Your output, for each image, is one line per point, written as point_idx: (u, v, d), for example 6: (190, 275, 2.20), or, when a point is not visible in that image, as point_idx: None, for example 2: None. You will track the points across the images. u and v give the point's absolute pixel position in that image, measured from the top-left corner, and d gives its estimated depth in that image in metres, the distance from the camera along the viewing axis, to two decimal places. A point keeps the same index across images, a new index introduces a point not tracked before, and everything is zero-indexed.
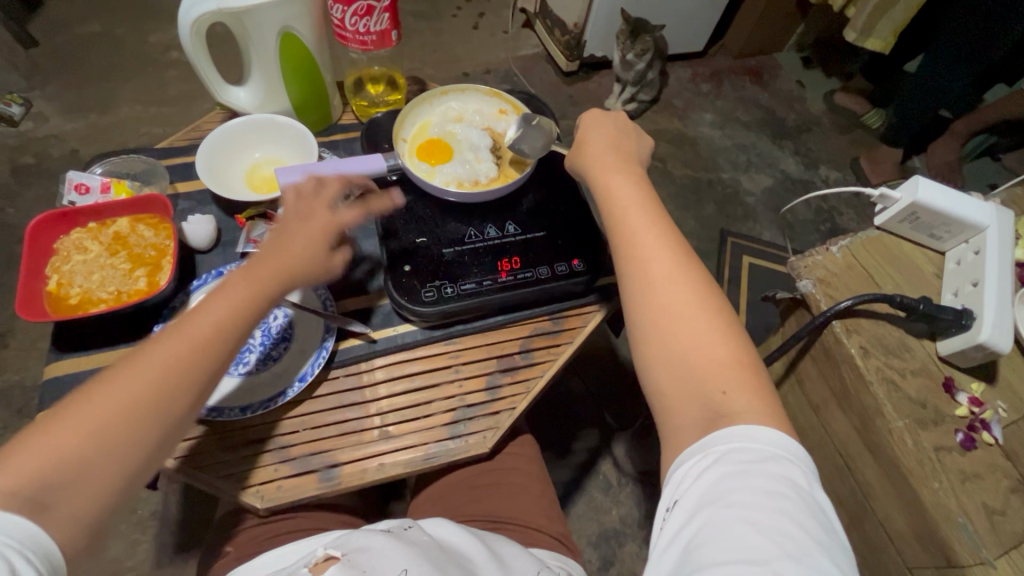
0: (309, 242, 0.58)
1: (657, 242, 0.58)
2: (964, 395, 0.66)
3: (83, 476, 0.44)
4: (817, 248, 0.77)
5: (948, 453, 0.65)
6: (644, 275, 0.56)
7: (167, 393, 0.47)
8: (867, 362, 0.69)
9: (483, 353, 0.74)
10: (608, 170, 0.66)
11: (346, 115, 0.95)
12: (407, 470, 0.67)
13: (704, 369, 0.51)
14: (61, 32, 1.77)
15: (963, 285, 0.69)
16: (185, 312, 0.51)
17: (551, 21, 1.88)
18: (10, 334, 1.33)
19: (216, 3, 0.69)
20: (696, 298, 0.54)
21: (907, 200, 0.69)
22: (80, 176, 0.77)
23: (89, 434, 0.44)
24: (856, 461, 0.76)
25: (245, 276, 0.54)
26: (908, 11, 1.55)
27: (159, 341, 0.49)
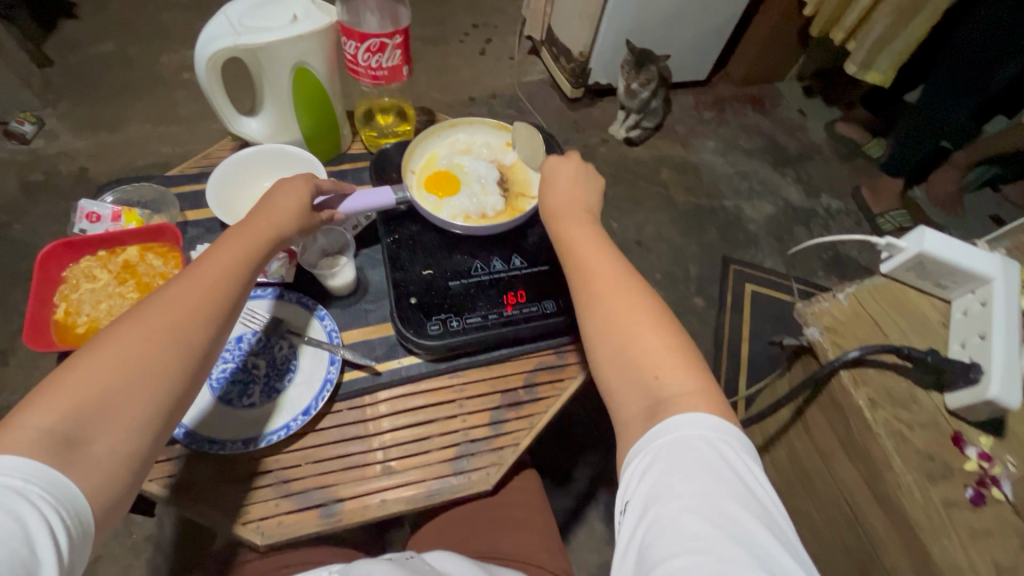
0: (296, 211, 0.66)
1: (595, 251, 0.62)
2: (973, 448, 0.66)
3: (116, 409, 0.48)
4: (824, 294, 0.78)
5: (958, 509, 0.64)
6: (582, 285, 0.60)
7: (185, 332, 0.53)
8: (874, 414, 0.69)
9: (487, 387, 0.74)
10: (555, 191, 0.70)
11: (355, 145, 0.96)
12: (409, 507, 0.66)
13: (638, 359, 0.54)
14: (76, 51, 1.81)
15: (971, 336, 0.68)
16: (192, 271, 0.57)
17: (556, 48, 1.91)
18: (13, 351, 1.33)
19: (232, 39, 0.71)
20: (631, 298, 0.57)
21: (914, 249, 0.70)
22: (91, 205, 0.78)
23: (116, 372, 0.49)
24: (861, 504, 0.76)
25: (241, 237, 0.62)
26: (907, 46, 1.58)
27: (172, 292, 0.54)
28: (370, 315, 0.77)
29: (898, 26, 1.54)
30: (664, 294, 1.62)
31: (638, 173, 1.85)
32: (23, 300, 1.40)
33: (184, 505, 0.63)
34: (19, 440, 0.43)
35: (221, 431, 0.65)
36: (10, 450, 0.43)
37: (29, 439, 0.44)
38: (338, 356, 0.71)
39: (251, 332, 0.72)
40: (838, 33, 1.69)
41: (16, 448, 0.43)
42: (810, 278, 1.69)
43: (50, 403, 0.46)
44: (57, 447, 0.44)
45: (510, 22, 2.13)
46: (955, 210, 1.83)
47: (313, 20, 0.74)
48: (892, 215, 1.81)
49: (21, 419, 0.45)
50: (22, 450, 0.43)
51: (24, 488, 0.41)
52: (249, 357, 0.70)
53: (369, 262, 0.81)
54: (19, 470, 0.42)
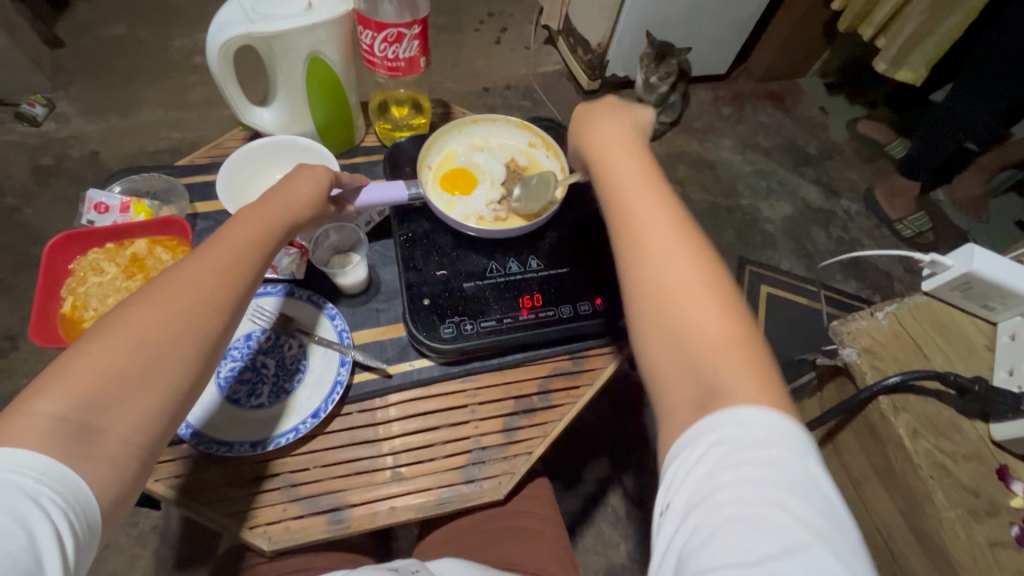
0: (312, 198, 0.63)
1: (662, 219, 0.54)
2: (1019, 483, 0.63)
3: (129, 397, 0.44)
4: (861, 313, 0.75)
5: (1003, 549, 0.61)
6: (639, 249, 0.52)
7: (200, 318, 0.49)
8: (914, 443, 0.66)
9: (499, 392, 0.72)
10: (614, 152, 0.62)
11: (369, 137, 0.93)
12: (418, 515, 0.65)
13: (698, 342, 0.46)
14: (86, 33, 1.78)
15: (1019, 364, 0.65)
16: (203, 252, 0.53)
17: (573, 39, 1.87)
18: (22, 337, 1.33)
19: (245, 27, 0.68)
20: (694, 274, 0.49)
21: (961, 268, 0.67)
22: (99, 195, 0.76)
23: (130, 356, 0.45)
24: (892, 530, 0.73)
25: (252, 218, 0.58)
26: (940, 45, 1.52)
27: (184, 274, 0.50)
28: (381, 315, 0.76)
29: (932, 24, 1.49)
30: None
31: None
32: (32, 284, 1.39)
33: (189, 507, 0.61)
34: (29, 429, 0.40)
35: (228, 433, 0.63)
36: (18, 442, 0.39)
37: (39, 429, 0.40)
38: (348, 357, 0.69)
39: (260, 329, 0.70)
40: (868, 30, 1.63)
41: (25, 438, 0.40)
42: (827, 282, 1.65)
43: (60, 388, 0.42)
44: (69, 436, 0.41)
45: (526, 11, 2.09)
46: (980, 215, 1.79)
47: (329, 8, 0.71)
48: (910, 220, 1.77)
49: (33, 404, 0.41)
50: (31, 441, 0.40)
51: (32, 487, 0.38)
52: (258, 356, 0.69)
53: (382, 260, 0.79)
54: (26, 466, 0.39)
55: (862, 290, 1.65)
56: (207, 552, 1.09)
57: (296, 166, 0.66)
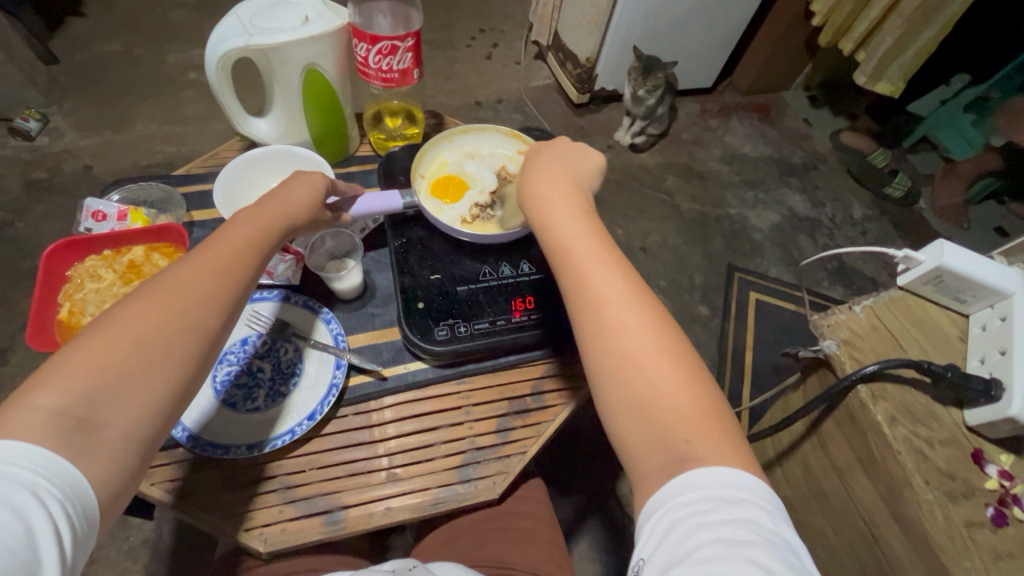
0: (309, 203, 0.65)
1: (610, 284, 0.52)
2: (993, 467, 0.65)
3: (128, 391, 0.45)
4: (841, 307, 0.78)
5: (980, 529, 0.62)
6: (596, 320, 0.51)
7: (199, 315, 0.50)
8: (894, 430, 0.68)
9: (494, 394, 0.73)
10: (554, 199, 0.59)
11: (363, 147, 0.95)
12: (414, 516, 0.65)
13: (664, 413, 0.47)
14: (82, 50, 1.81)
15: (991, 352, 0.67)
16: (200, 254, 0.54)
17: (563, 54, 1.91)
18: (12, 350, 1.32)
19: (243, 39, 0.70)
20: (655, 342, 0.49)
21: (934, 262, 0.70)
22: (97, 203, 0.77)
23: (128, 352, 0.46)
24: (878, 522, 0.74)
25: (251, 225, 0.59)
26: (917, 57, 1.59)
27: (181, 273, 0.52)
28: (376, 320, 0.77)
29: (909, 38, 1.55)
30: (669, 303, 1.62)
31: (643, 180, 1.85)
32: (23, 296, 1.39)
33: (185, 511, 0.62)
34: (28, 423, 0.41)
35: (224, 436, 0.64)
36: (18, 435, 0.40)
37: (39, 423, 0.41)
38: (344, 360, 0.70)
39: (256, 334, 0.71)
40: (847, 44, 1.69)
41: (24, 434, 0.40)
42: (814, 288, 1.68)
43: (60, 383, 0.43)
44: (68, 430, 0.42)
45: (517, 27, 2.14)
46: (960, 221, 1.87)
47: (325, 21, 0.74)
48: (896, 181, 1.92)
49: (32, 397, 0.42)
50: (31, 436, 0.40)
51: (33, 482, 0.39)
52: (254, 361, 0.69)
53: (378, 266, 0.81)
54: (28, 461, 0.39)
55: (848, 295, 1.68)
56: (198, 564, 1.08)
57: (296, 173, 0.68)
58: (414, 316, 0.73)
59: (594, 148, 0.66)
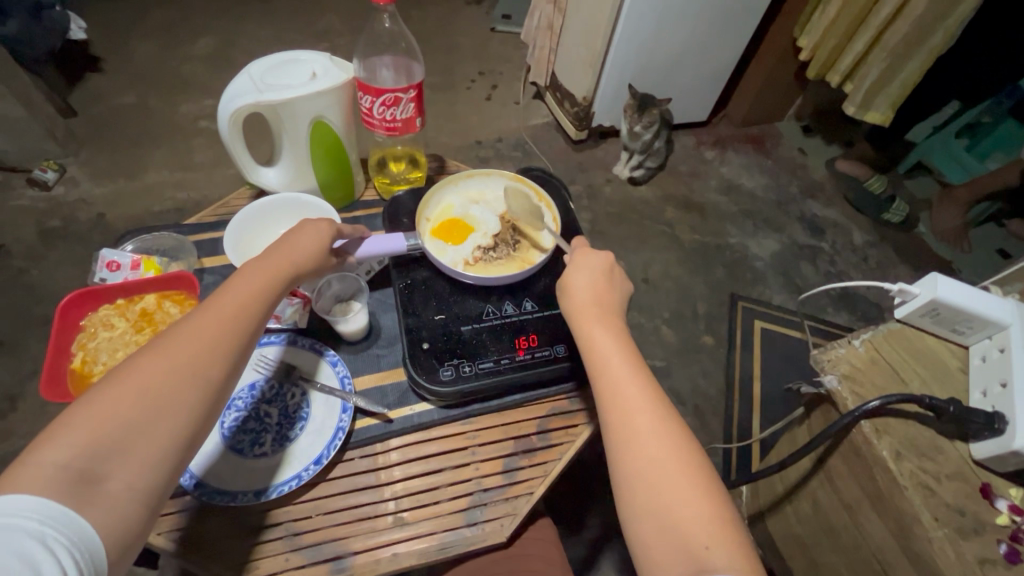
0: (314, 250, 0.67)
1: (636, 397, 0.56)
2: (1004, 502, 0.64)
3: (135, 444, 0.46)
4: (839, 341, 0.78)
5: (993, 567, 0.61)
6: (621, 428, 0.55)
7: (204, 365, 0.51)
8: (900, 465, 0.67)
9: (499, 434, 0.73)
10: (590, 316, 0.64)
11: (368, 191, 0.98)
12: (421, 561, 0.65)
13: (681, 522, 0.49)
14: (99, 102, 1.89)
15: (992, 385, 0.67)
16: (208, 306, 0.56)
17: (560, 93, 1.98)
18: (22, 396, 1.34)
19: (254, 97, 0.74)
20: (674, 455, 0.52)
21: (928, 295, 0.70)
22: (111, 254, 0.79)
23: (137, 405, 0.47)
24: (890, 558, 0.72)
25: (258, 275, 0.60)
26: (903, 88, 1.63)
27: (189, 326, 0.53)
28: (382, 361, 0.78)
29: (894, 69, 1.60)
30: (673, 333, 1.62)
31: (643, 212, 1.88)
32: (35, 343, 1.41)
33: (192, 560, 0.61)
34: (35, 476, 0.42)
35: (229, 483, 0.64)
36: (25, 488, 0.41)
37: (45, 477, 0.42)
38: (350, 403, 0.71)
39: (263, 378, 0.72)
40: (835, 76, 1.74)
41: (30, 487, 0.41)
42: (817, 315, 1.68)
43: (68, 438, 0.44)
44: (73, 482, 0.43)
45: (515, 69, 2.22)
46: (961, 245, 1.88)
47: (332, 77, 0.78)
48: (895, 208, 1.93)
49: (40, 452, 0.43)
50: (37, 488, 0.41)
51: (40, 531, 0.40)
52: (261, 405, 0.70)
53: (382, 307, 0.82)
54: (32, 512, 0.40)
55: (853, 321, 1.68)
56: None
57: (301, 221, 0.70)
58: (420, 357, 0.73)
59: (628, 276, 0.71)
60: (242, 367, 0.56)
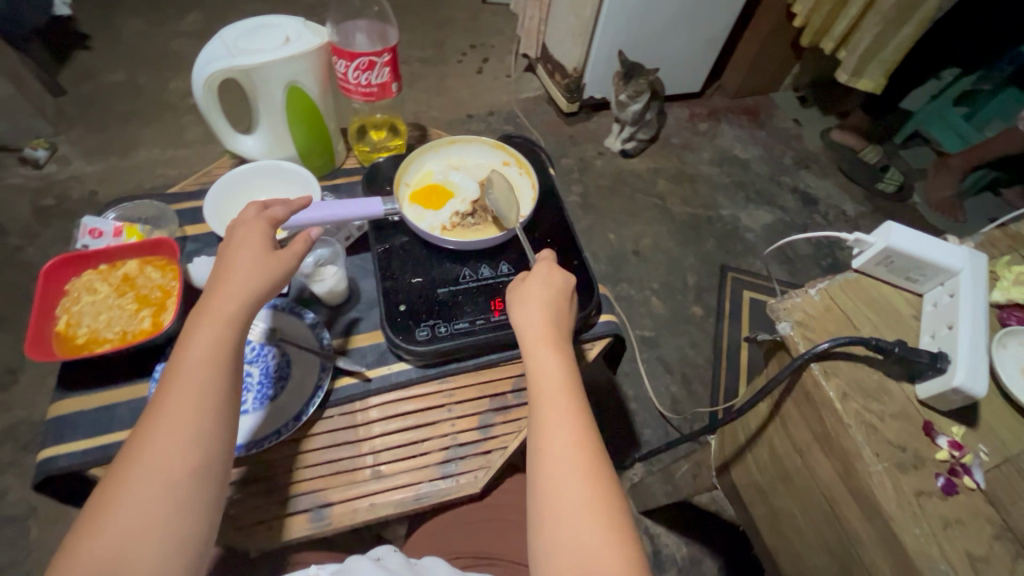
0: (254, 270, 0.60)
1: (569, 438, 0.56)
2: (943, 438, 0.63)
3: (133, 559, 0.47)
4: (795, 289, 0.75)
5: (928, 498, 0.60)
6: (552, 463, 0.55)
7: (198, 450, 0.52)
8: (845, 406, 0.66)
9: (476, 391, 0.75)
10: (538, 342, 0.64)
11: (349, 160, 0.99)
12: (398, 511, 0.67)
13: (596, 561, 0.50)
14: (88, 80, 1.88)
15: (939, 327, 0.67)
16: (169, 392, 0.53)
17: (551, 65, 1.95)
18: (21, 371, 1.36)
19: (228, 61, 0.74)
20: (597, 494, 0.53)
21: (881, 244, 0.69)
22: (94, 222, 0.81)
23: (127, 525, 0.48)
24: (835, 495, 0.71)
25: (211, 332, 0.56)
26: (896, 54, 1.62)
27: (168, 416, 0.52)
28: (361, 324, 0.79)
29: (888, 34, 1.57)
30: (662, 305, 1.63)
31: (634, 185, 1.87)
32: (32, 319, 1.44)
33: None
34: None
35: (256, 431, 0.67)
36: None
37: None
38: (330, 363, 0.73)
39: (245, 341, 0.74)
40: (829, 43, 1.72)
41: None
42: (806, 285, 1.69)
43: None
44: None
45: (507, 42, 2.19)
46: (955, 215, 1.86)
47: (305, 41, 0.78)
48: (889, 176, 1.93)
49: None
50: None
51: None
52: (248, 367, 0.72)
53: (360, 271, 0.83)
54: None
55: None
56: None
57: (237, 222, 0.63)
58: (396, 319, 0.75)
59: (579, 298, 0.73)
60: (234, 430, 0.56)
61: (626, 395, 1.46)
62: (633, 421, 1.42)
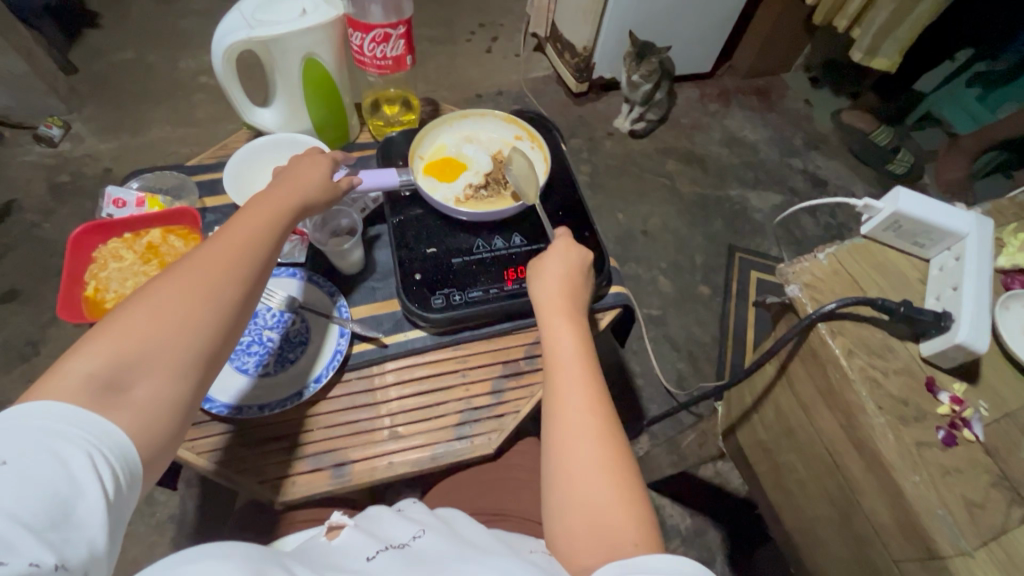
0: (314, 185, 0.68)
1: (582, 399, 0.59)
2: (945, 393, 0.65)
3: (156, 354, 0.50)
4: (804, 255, 0.75)
5: (928, 448, 0.63)
6: (566, 422, 0.57)
7: (219, 288, 0.55)
8: (850, 362, 0.67)
9: (489, 358, 0.77)
10: (554, 313, 0.67)
11: (363, 134, 1.01)
12: (415, 469, 0.70)
13: (606, 512, 0.51)
14: (100, 59, 1.89)
15: (944, 289, 0.69)
16: (220, 237, 0.59)
17: (561, 44, 1.94)
18: (43, 342, 1.40)
19: (246, 32, 0.75)
20: (608, 453, 0.55)
21: (890, 209, 0.70)
22: (117, 192, 0.83)
23: (153, 324, 0.51)
24: (838, 448, 0.73)
25: (268, 207, 0.63)
26: (912, 32, 1.60)
27: (212, 250, 0.57)
28: (378, 292, 0.81)
29: (903, 11, 1.55)
30: (670, 284, 1.64)
31: (643, 165, 1.87)
32: (52, 293, 1.47)
33: (213, 467, 0.67)
34: (67, 385, 0.46)
35: (260, 398, 0.69)
36: (56, 396, 0.45)
37: (75, 384, 0.46)
38: (347, 328, 0.75)
39: (265, 306, 0.75)
40: (842, 21, 1.69)
41: (62, 395, 0.45)
42: None
43: (93, 351, 0.48)
44: (97, 392, 0.47)
45: (516, 21, 2.18)
46: (966, 196, 1.86)
47: (321, 13, 0.79)
48: (900, 158, 1.93)
49: (71, 361, 0.47)
50: (68, 397, 0.45)
51: (68, 433, 0.44)
52: (269, 332, 0.74)
53: (376, 243, 0.85)
54: (64, 419, 0.44)
55: None
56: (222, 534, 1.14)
57: (300, 156, 0.72)
58: (414, 286, 0.77)
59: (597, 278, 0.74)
60: (258, 294, 0.59)
61: (632, 371, 1.48)
62: (640, 396, 1.44)
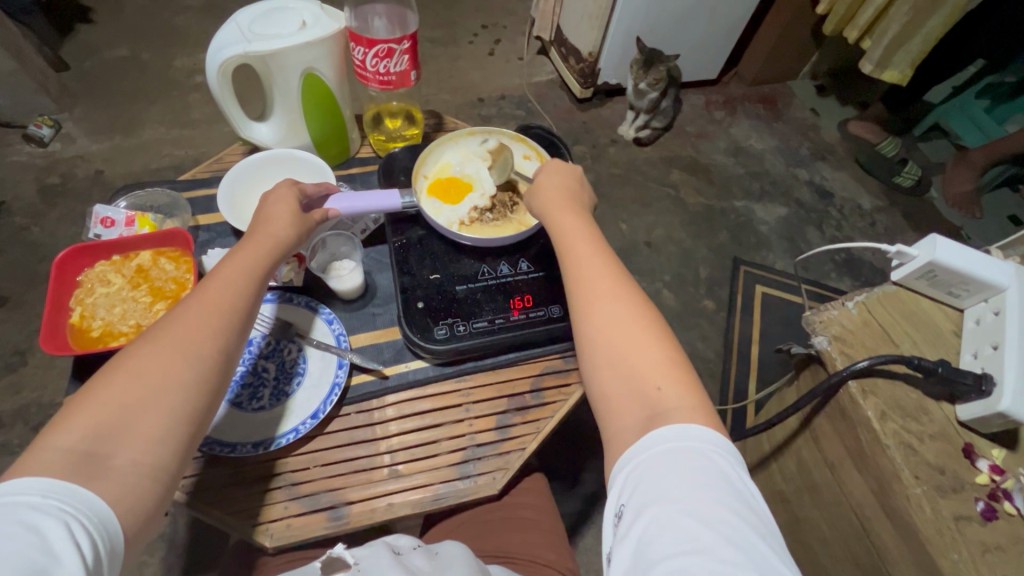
0: (291, 231, 0.66)
1: (597, 270, 0.59)
2: (984, 461, 0.66)
3: (137, 420, 0.47)
4: (833, 302, 0.79)
5: (968, 523, 0.64)
6: (584, 296, 0.57)
7: (198, 342, 0.53)
8: (883, 426, 0.69)
9: (494, 391, 0.74)
10: (560, 207, 0.67)
11: (364, 148, 0.97)
12: (416, 511, 0.67)
13: (640, 368, 0.51)
14: (92, 56, 1.84)
15: (983, 346, 0.69)
16: (197, 295, 0.57)
17: (565, 49, 1.90)
18: (31, 351, 1.36)
19: (242, 46, 0.71)
20: (634, 314, 0.55)
21: (925, 258, 0.71)
22: (106, 210, 0.79)
23: (133, 389, 0.48)
24: (868, 515, 0.75)
25: (245, 260, 0.61)
26: (925, 44, 1.56)
27: (191, 307, 0.55)
28: (378, 319, 0.78)
29: (916, 25, 1.52)
30: (673, 297, 1.62)
31: (648, 174, 1.84)
32: (41, 300, 1.43)
33: (198, 509, 0.63)
34: (42, 461, 0.43)
35: (232, 434, 0.66)
36: (33, 472, 0.42)
37: (53, 460, 0.43)
38: (346, 360, 0.72)
39: (258, 334, 0.73)
40: (853, 32, 1.66)
41: (39, 469, 0.42)
42: (819, 281, 1.67)
43: (72, 425, 0.45)
44: (76, 465, 0.43)
45: (519, 23, 2.13)
46: (972, 210, 1.82)
47: (322, 26, 0.75)
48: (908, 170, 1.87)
49: (51, 438, 0.45)
50: (43, 471, 0.42)
51: (41, 503, 0.40)
52: (258, 361, 0.71)
53: (377, 266, 0.82)
54: (38, 489, 0.41)
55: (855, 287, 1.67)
56: (216, 559, 1.11)
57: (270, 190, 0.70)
58: (416, 312, 0.74)
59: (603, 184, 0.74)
60: (239, 345, 0.57)
61: None
62: None
